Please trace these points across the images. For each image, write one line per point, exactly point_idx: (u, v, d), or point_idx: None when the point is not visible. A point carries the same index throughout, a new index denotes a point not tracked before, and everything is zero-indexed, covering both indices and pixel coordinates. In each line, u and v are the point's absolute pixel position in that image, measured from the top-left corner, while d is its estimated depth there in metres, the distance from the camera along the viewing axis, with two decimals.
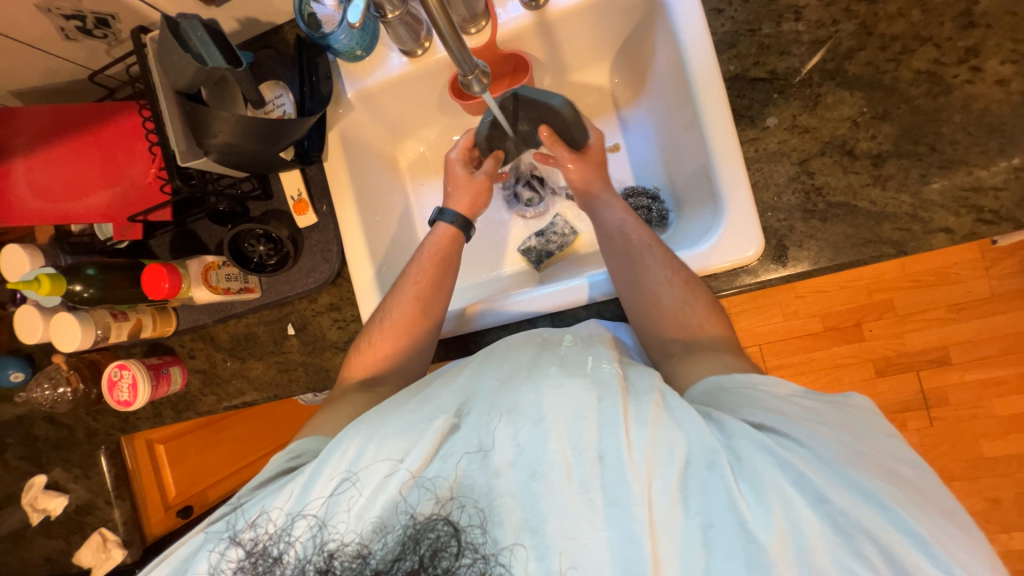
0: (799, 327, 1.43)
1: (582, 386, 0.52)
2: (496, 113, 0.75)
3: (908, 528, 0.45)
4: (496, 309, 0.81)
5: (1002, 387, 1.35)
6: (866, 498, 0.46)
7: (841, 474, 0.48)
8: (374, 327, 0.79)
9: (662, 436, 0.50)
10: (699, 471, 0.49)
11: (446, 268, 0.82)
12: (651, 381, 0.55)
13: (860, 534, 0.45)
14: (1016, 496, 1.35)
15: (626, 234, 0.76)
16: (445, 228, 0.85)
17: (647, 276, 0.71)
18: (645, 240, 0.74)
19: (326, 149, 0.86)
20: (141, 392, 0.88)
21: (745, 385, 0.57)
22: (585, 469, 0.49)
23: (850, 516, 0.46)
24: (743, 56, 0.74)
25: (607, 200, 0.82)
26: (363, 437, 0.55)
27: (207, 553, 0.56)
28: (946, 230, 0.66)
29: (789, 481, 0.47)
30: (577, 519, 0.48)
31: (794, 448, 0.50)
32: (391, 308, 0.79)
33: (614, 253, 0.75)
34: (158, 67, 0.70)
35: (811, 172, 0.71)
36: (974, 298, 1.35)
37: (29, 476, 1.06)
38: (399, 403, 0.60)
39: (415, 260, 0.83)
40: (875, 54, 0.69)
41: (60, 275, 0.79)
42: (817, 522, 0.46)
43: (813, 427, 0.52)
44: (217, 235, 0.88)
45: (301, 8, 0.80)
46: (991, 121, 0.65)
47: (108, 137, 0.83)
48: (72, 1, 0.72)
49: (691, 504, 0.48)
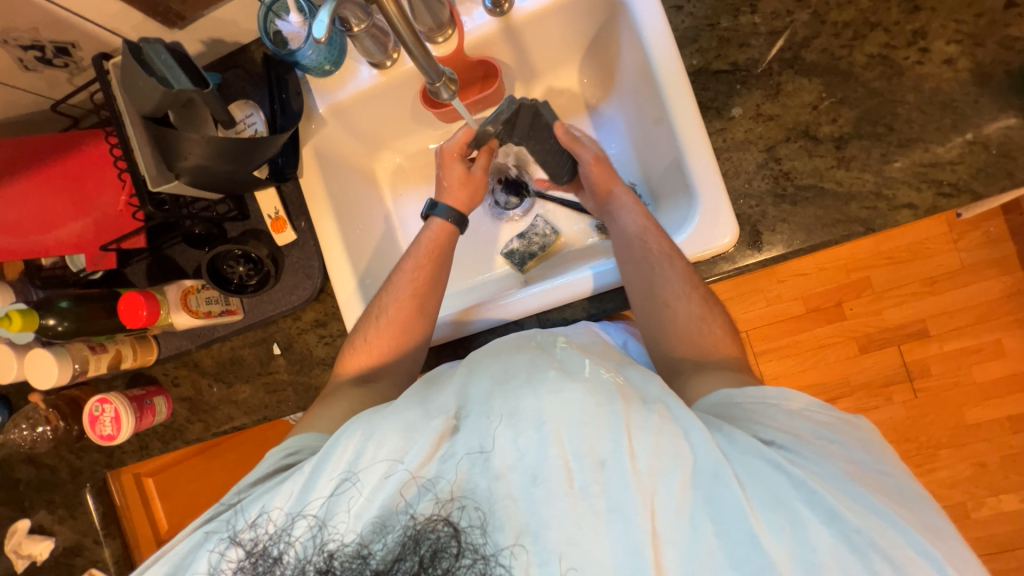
0: (782, 311, 1.46)
1: (584, 390, 0.52)
2: (462, 110, 0.75)
3: (921, 548, 0.47)
4: (494, 307, 0.80)
5: (979, 354, 1.40)
6: (878, 515, 0.48)
7: (852, 492, 0.49)
8: (370, 325, 0.79)
9: (666, 444, 0.50)
10: (706, 482, 0.50)
11: (439, 265, 0.81)
12: (656, 388, 0.55)
13: (875, 552, 0.46)
14: (1001, 459, 1.39)
15: (646, 241, 0.73)
16: (439, 223, 0.84)
17: (664, 285, 0.70)
18: (664, 250, 0.72)
19: (300, 164, 0.85)
20: (124, 426, 0.86)
21: (759, 400, 0.58)
22: (586, 475, 0.49)
23: (864, 534, 0.46)
24: (704, 50, 0.76)
25: (626, 205, 0.80)
26: (364, 432, 0.55)
27: (207, 553, 0.56)
28: (909, 205, 0.68)
29: (802, 500, 0.48)
30: (579, 527, 0.48)
31: (804, 464, 0.51)
32: (386, 306, 0.78)
33: (629, 258, 0.74)
34: (123, 93, 0.69)
35: (778, 158, 0.73)
36: (945, 271, 1.39)
37: (11, 522, 1.02)
38: (404, 400, 0.59)
39: (409, 255, 0.82)
40: (829, 41, 0.72)
41: (32, 310, 0.77)
42: (830, 538, 0.47)
43: (826, 447, 0.54)
44: (195, 259, 0.87)
45: (266, 26, 0.80)
46: (942, 99, 0.68)
47: (74, 166, 0.81)
48: (30, 31, 0.70)
49: (698, 513, 0.49)
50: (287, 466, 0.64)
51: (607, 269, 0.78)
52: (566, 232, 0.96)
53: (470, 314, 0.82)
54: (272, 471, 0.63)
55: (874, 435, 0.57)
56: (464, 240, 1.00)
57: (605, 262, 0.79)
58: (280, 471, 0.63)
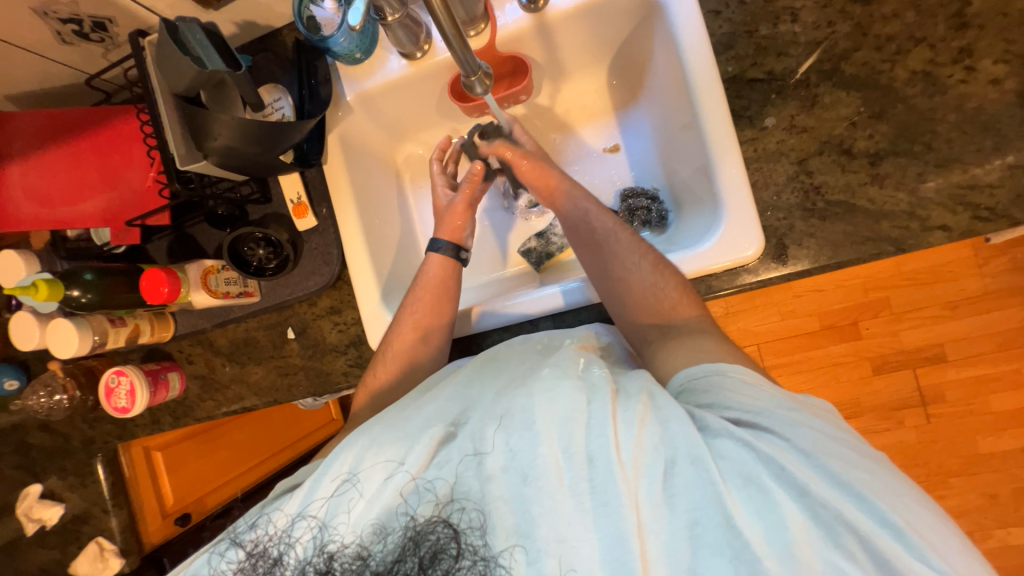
0: (797, 326, 1.44)
1: (571, 387, 0.52)
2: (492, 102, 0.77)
3: (882, 517, 0.45)
4: (487, 313, 0.82)
5: (997, 382, 1.37)
6: (840, 487, 0.46)
7: (815, 462, 0.47)
8: (377, 359, 0.79)
9: (648, 436, 0.50)
10: (684, 469, 0.48)
11: (445, 298, 0.82)
12: (642, 383, 0.56)
13: (842, 527, 0.45)
14: (1014, 491, 1.36)
15: (590, 223, 0.78)
16: (437, 259, 0.85)
17: (616, 263, 0.73)
18: (608, 228, 0.77)
19: (325, 152, 0.86)
20: (139, 399, 0.87)
21: (714, 373, 0.58)
22: (574, 471, 0.49)
23: (831, 508, 0.45)
24: (741, 57, 0.75)
25: (565, 190, 0.82)
26: (364, 443, 0.55)
27: (209, 559, 0.56)
28: (943, 227, 0.66)
29: (771, 475, 0.47)
30: (567, 521, 0.48)
31: (770, 439, 0.49)
32: (391, 339, 0.79)
33: (584, 244, 0.77)
34: (157, 70, 0.70)
35: (809, 172, 0.71)
36: (968, 296, 1.36)
37: (23, 486, 1.04)
38: (398, 407, 0.60)
39: (414, 290, 0.83)
40: (871, 55, 0.70)
41: (57, 280, 0.78)
42: (800, 515, 0.45)
43: (787, 415, 0.52)
44: (216, 239, 0.88)
45: (300, 11, 0.79)
46: (985, 120, 0.66)
47: (105, 141, 0.82)
48: (71, 5, 0.71)
49: (676, 503, 0.48)
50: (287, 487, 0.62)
51: (575, 286, 0.78)
52: None
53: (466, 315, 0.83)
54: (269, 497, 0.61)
55: (831, 412, 0.56)
56: (478, 237, 1.01)
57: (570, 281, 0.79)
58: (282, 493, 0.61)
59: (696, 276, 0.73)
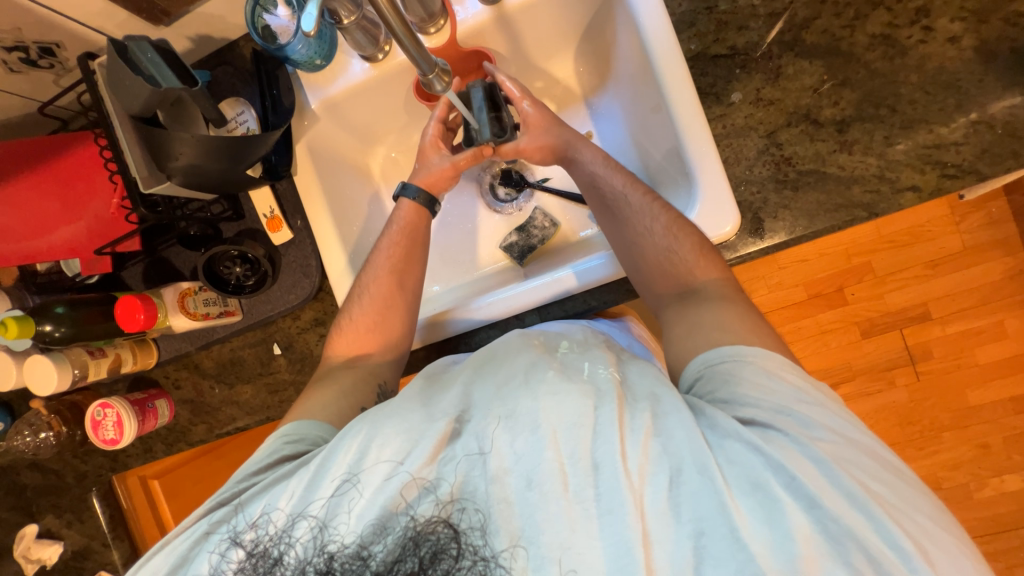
0: (785, 297, 1.46)
1: (577, 392, 0.52)
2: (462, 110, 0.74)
3: (890, 538, 0.45)
4: (462, 315, 0.81)
5: (982, 335, 1.39)
6: (852, 503, 0.47)
7: (829, 474, 0.48)
8: (353, 306, 0.79)
9: (656, 444, 0.50)
10: (690, 477, 0.48)
11: (414, 243, 0.83)
12: (649, 385, 0.55)
13: (851, 543, 0.45)
14: (1004, 440, 1.39)
15: (599, 187, 0.77)
16: (408, 204, 0.84)
17: (631, 228, 0.73)
18: (620, 189, 0.76)
19: (294, 163, 0.84)
20: (127, 429, 0.85)
21: (731, 358, 0.57)
22: (580, 478, 0.49)
23: (842, 523, 0.46)
24: (702, 34, 0.75)
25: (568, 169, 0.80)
26: (365, 435, 0.54)
27: (207, 554, 0.55)
28: (913, 187, 0.67)
29: (780, 484, 0.47)
30: (573, 529, 0.48)
31: (783, 441, 0.49)
32: (366, 285, 0.80)
33: (600, 211, 0.77)
34: (110, 92, 0.68)
35: (779, 143, 0.71)
36: (948, 254, 1.38)
37: (18, 527, 1.02)
38: (404, 397, 0.59)
39: (384, 235, 0.83)
40: (831, 22, 0.70)
41: (27, 317, 0.77)
42: (809, 528, 0.46)
43: (804, 411, 0.52)
44: (191, 260, 0.86)
45: (254, 21, 0.78)
46: (946, 78, 0.67)
47: (66, 169, 0.80)
48: (13, 32, 0.69)
49: (682, 512, 0.48)
50: (289, 454, 0.64)
51: (595, 264, 0.77)
52: (565, 223, 0.95)
53: (442, 320, 0.82)
54: (273, 460, 0.63)
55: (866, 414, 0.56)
56: (446, 237, 1.00)
57: (588, 260, 0.78)
58: (285, 461, 0.63)
59: (716, 242, 0.71)
